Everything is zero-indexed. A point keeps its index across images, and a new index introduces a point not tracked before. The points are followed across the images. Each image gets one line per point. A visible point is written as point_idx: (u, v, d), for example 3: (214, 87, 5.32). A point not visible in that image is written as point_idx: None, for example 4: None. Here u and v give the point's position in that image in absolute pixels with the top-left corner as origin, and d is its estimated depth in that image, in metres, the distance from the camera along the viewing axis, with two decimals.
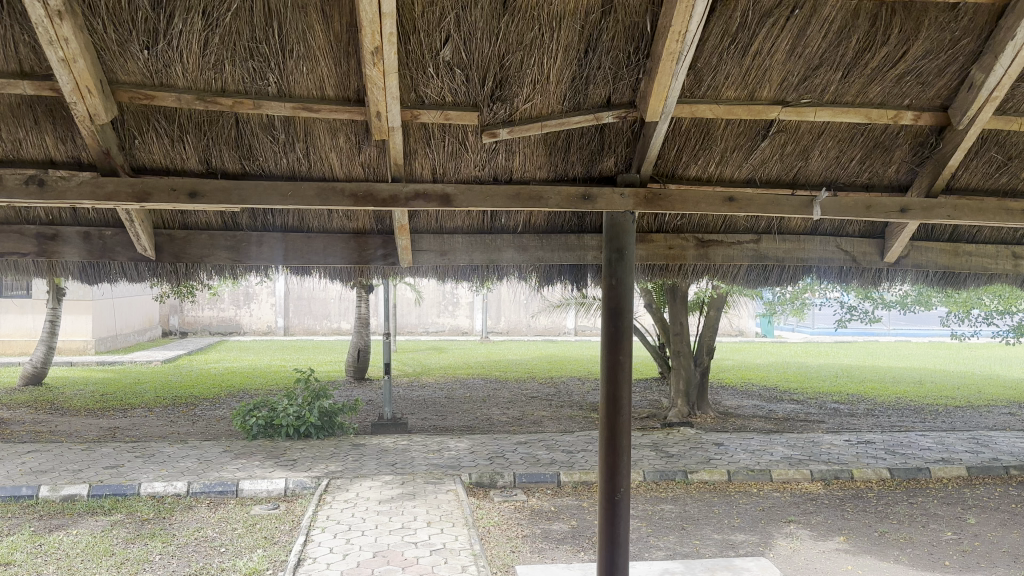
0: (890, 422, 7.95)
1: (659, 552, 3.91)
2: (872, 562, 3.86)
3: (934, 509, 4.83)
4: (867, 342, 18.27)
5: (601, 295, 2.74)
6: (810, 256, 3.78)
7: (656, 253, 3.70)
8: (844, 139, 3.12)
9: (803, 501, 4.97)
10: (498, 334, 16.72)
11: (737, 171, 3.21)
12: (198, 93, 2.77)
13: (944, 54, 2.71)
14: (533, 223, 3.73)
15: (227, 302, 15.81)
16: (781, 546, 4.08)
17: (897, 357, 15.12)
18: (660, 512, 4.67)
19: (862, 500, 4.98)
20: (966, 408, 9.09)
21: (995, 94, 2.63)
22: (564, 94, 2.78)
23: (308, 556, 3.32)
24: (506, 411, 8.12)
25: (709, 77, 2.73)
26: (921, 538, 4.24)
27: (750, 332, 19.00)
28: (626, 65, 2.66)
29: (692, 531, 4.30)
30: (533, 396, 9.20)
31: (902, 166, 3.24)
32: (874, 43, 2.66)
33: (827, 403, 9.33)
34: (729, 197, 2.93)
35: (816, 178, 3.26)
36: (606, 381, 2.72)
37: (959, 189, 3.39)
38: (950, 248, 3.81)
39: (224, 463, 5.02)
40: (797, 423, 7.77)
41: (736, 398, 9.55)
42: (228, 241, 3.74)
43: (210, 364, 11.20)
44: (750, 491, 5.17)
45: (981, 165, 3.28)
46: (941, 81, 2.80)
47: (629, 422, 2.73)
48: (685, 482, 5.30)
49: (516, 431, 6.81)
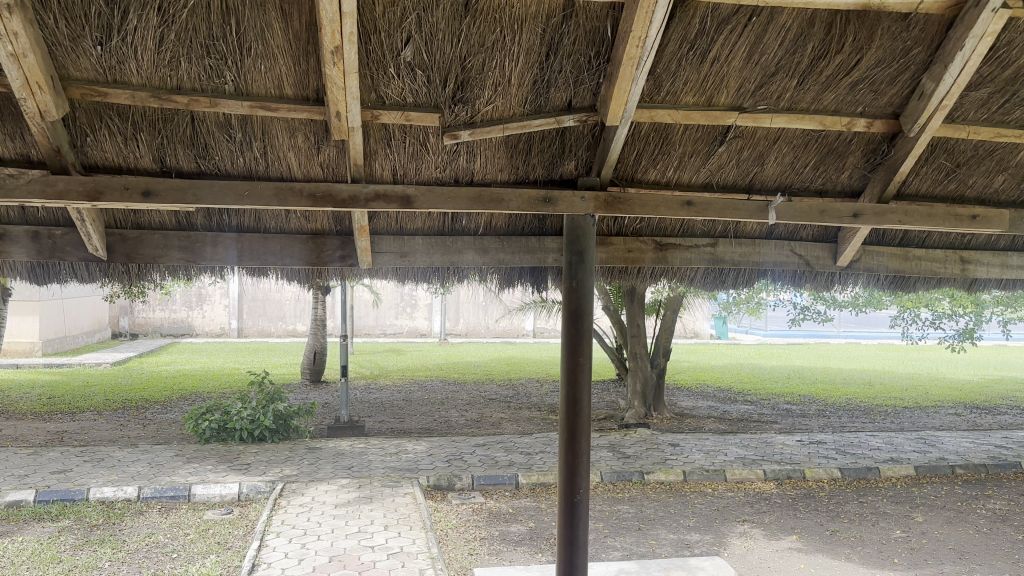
0: (841, 423, 8.14)
1: (615, 552, 3.94)
2: (823, 560, 3.94)
3: (883, 507, 4.96)
4: (819, 344, 18.67)
5: (562, 298, 2.75)
6: (764, 259, 3.85)
7: (615, 256, 3.73)
8: (799, 145, 3.19)
9: (757, 500, 5.06)
10: (457, 336, 16.70)
11: (695, 175, 3.26)
12: (153, 90, 2.71)
13: (897, 62, 2.76)
14: (493, 225, 3.73)
15: (180, 303, 15.45)
16: (734, 544, 4.15)
17: (847, 358, 15.53)
18: (618, 512, 4.70)
19: (814, 499, 5.09)
20: (913, 408, 9.36)
21: (944, 103, 2.71)
22: (525, 96, 2.79)
23: (263, 561, 3.27)
24: (464, 413, 8.09)
25: (668, 82, 2.77)
26: (869, 536, 4.35)
27: (705, 333, 19.30)
28: (586, 69, 2.68)
29: (649, 531, 4.34)
30: (491, 398, 9.19)
31: (854, 172, 3.32)
32: (828, 52, 2.72)
33: (779, 404, 9.52)
34: (687, 201, 2.94)
35: (771, 183, 3.33)
36: (566, 384, 2.74)
37: (909, 195, 3.49)
38: (900, 253, 3.92)
39: (176, 467, 4.91)
40: (751, 424, 7.90)
41: (691, 399, 9.67)
42: (182, 241, 3.66)
43: (162, 366, 10.96)
44: (704, 491, 5.25)
45: (931, 171, 3.39)
46: (892, 90, 2.87)
47: (589, 423, 2.75)
48: (642, 483, 5.35)
49: (474, 433, 6.80)
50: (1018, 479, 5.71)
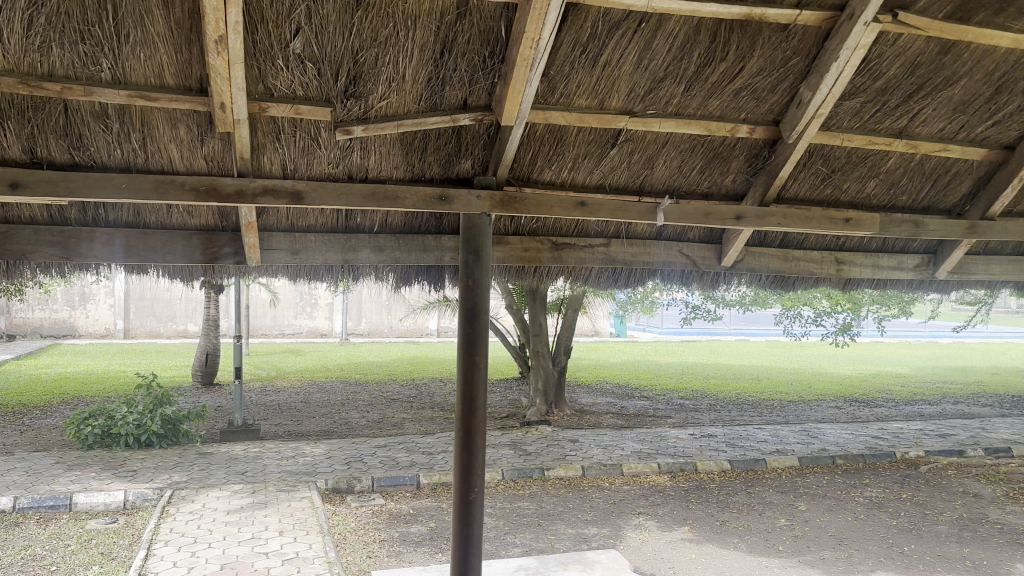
0: (731, 416, 8.50)
1: (515, 549, 3.97)
2: (713, 549, 4.10)
3: (770, 497, 5.20)
4: (711, 341, 19.44)
5: (458, 297, 2.74)
6: (655, 259, 3.97)
7: (512, 255, 3.76)
8: (686, 150, 3.30)
9: (652, 493, 5.21)
10: (359, 336, 16.44)
11: (588, 177, 3.33)
12: (21, 76, 2.53)
13: (776, 72, 2.90)
14: (389, 223, 3.68)
15: (59, 303, 14.52)
16: (630, 537, 4.26)
17: (737, 354, 16.24)
18: (518, 509, 4.74)
19: (705, 491, 5.29)
20: (797, 401, 9.88)
21: (820, 111, 2.86)
22: (419, 93, 2.77)
23: (149, 572, 3.12)
24: (365, 414, 7.97)
25: (561, 84, 2.81)
26: (756, 525, 4.56)
27: (605, 331, 19.75)
28: (481, 68, 2.69)
29: (548, 527, 4.39)
30: (393, 398, 9.09)
31: (738, 176, 3.46)
32: (713, 60, 2.83)
33: (674, 399, 9.84)
34: (581, 201, 3.00)
35: (660, 185, 3.44)
36: (462, 383, 2.73)
37: (788, 199, 3.67)
38: (780, 254, 4.13)
39: (53, 476, 4.61)
40: (647, 419, 8.14)
41: (591, 396, 9.87)
42: (56, 237, 3.44)
43: (39, 369, 10.27)
44: (602, 485, 5.36)
45: (808, 177, 3.57)
46: (772, 98, 3.01)
47: (484, 422, 2.75)
48: (542, 479, 5.42)
49: (375, 434, 6.70)
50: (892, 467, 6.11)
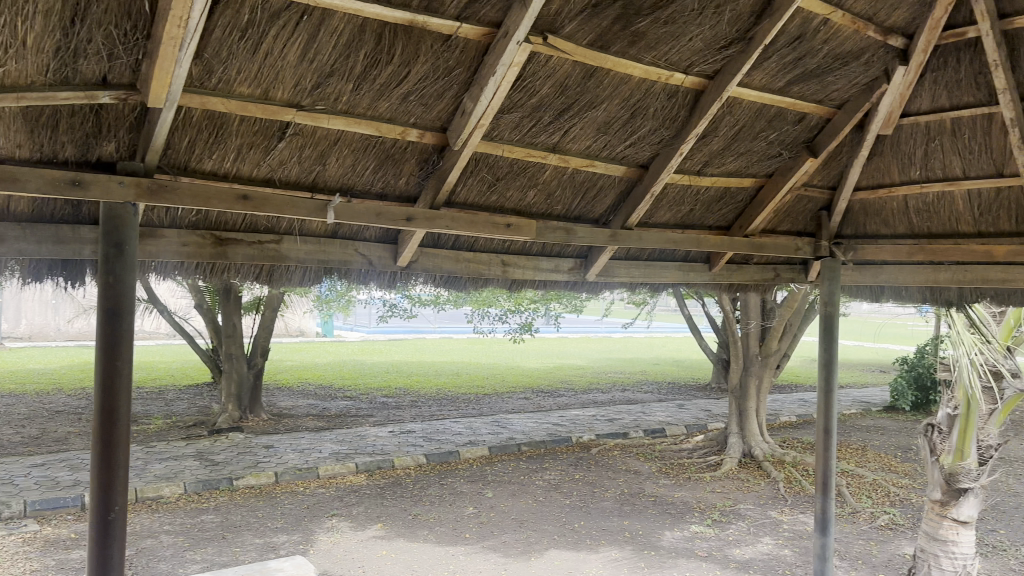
0: (430, 411, 8.79)
1: (193, 566, 3.69)
2: (404, 544, 4.19)
3: (461, 487, 5.46)
4: (416, 338, 20.01)
5: (95, 295, 2.45)
6: (330, 258, 3.91)
7: (172, 250, 3.46)
8: (358, 149, 3.29)
9: (347, 493, 5.18)
10: (17, 340, 14.22)
11: (254, 169, 3.18)
12: None
13: (442, 79, 3.02)
14: (11, 209, 3.17)
15: None
16: (322, 540, 4.20)
17: (439, 352, 16.90)
18: (201, 523, 4.41)
19: (400, 486, 5.39)
20: (491, 394, 10.52)
21: (482, 122, 3.03)
22: (46, 64, 2.42)
23: None
24: (19, 430, 6.89)
25: (218, 69, 2.65)
26: (446, 516, 4.75)
27: (310, 331, 19.35)
28: (121, 43, 2.42)
29: (234, 539, 4.15)
30: (57, 410, 7.98)
31: (410, 178, 3.54)
32: (380, 61, 2.86)
33: (376, 397, 9.92)
34: (243, 196, 2.86)
35: (333, 182, 3.40)
36: (100, 392, 2.44)
37: (459, 202, 3.85)
38: (452, 256, 4.31)
39: None
40: (348, 418, 8.10)
41: (292, 397, 9.58)
42: None
43: None
44: (296, 489, 5.21)
45: (475, 183, 3.77)
46: (440, 104, 3.13)
47: (127, 434, 2.48)
48: (230, 489, 5.10)
49: (29, 454, 5.81)
50: (568, 453, 6.86)
